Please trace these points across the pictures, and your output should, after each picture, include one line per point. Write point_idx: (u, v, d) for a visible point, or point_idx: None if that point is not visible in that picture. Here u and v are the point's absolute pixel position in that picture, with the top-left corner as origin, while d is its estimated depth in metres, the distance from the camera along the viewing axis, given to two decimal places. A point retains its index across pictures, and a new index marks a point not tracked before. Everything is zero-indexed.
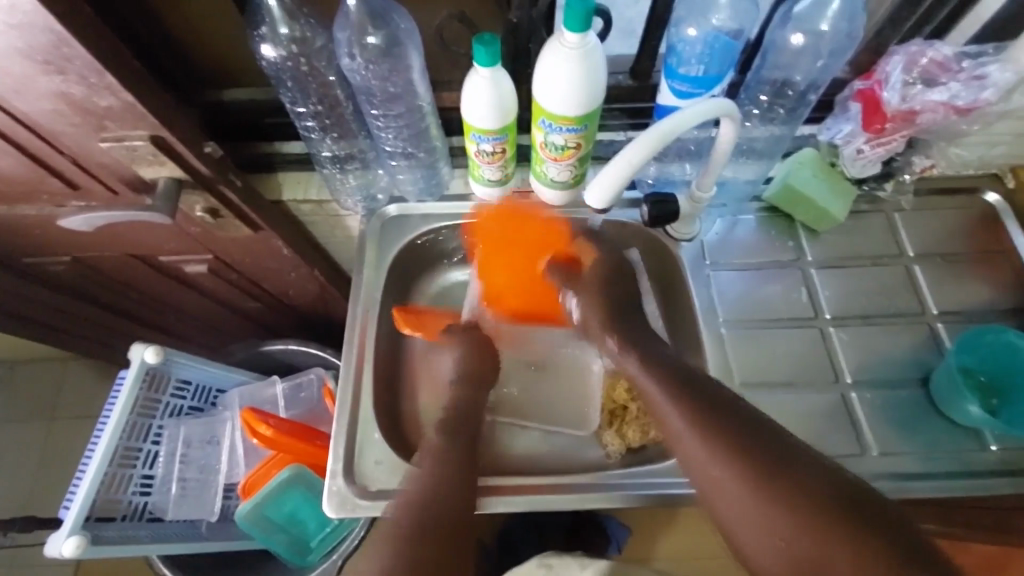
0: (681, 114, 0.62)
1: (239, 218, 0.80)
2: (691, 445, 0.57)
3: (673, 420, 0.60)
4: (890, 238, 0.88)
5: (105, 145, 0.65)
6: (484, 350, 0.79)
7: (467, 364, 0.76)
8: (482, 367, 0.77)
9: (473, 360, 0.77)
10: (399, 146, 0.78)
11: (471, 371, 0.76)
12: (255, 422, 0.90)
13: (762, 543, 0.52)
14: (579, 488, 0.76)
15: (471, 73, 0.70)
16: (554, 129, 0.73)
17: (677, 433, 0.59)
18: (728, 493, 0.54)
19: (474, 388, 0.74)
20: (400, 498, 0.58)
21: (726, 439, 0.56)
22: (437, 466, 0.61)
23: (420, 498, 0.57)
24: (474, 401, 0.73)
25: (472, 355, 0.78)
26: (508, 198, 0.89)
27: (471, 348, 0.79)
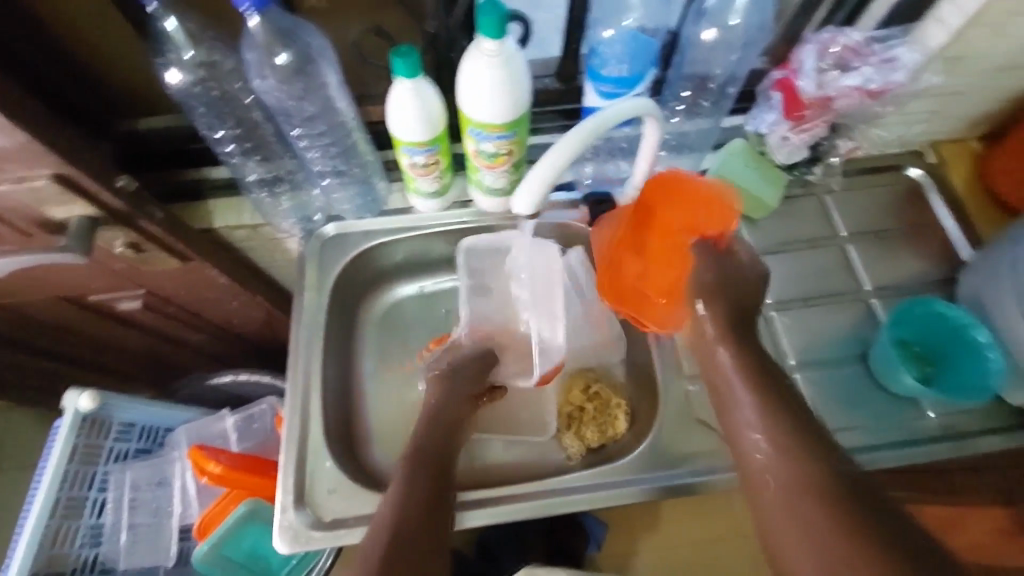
0: (603, 112, 0.62)
1: (166, 250, 0.77)
2: (756, 445, 0.58)
3: (737, 422, 0.61)
4: (822, 220, 0.90)
5: (5, 188, 0.61)
6: (468, 374, 0.79)
7: (445, 386, 0.77)
8: (461, 392, 0.77)
9: (452, 381, 0.77)
10: (328, 163, 0.76)
11: (443, 399, 0.75)
12: (203, 460, 0.87)
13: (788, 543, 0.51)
14: (546, 492, 0.76)
15: (393, 86, 0.68)
16: (483, 138, 0.73)
17: (748, 437, 0.59)
18: (766, 493, 0.54)
19: (455, 405, 0.75)
20: (378, 519, 0.60)
21: (782, 443, 0.56)
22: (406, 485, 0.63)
23: (395, 520, 0.59)
24: (451, 417, 0.73)
25: (451, 376, 0.78)
26: (450, 207, 0.88)
27: (452, 372, 0.78)
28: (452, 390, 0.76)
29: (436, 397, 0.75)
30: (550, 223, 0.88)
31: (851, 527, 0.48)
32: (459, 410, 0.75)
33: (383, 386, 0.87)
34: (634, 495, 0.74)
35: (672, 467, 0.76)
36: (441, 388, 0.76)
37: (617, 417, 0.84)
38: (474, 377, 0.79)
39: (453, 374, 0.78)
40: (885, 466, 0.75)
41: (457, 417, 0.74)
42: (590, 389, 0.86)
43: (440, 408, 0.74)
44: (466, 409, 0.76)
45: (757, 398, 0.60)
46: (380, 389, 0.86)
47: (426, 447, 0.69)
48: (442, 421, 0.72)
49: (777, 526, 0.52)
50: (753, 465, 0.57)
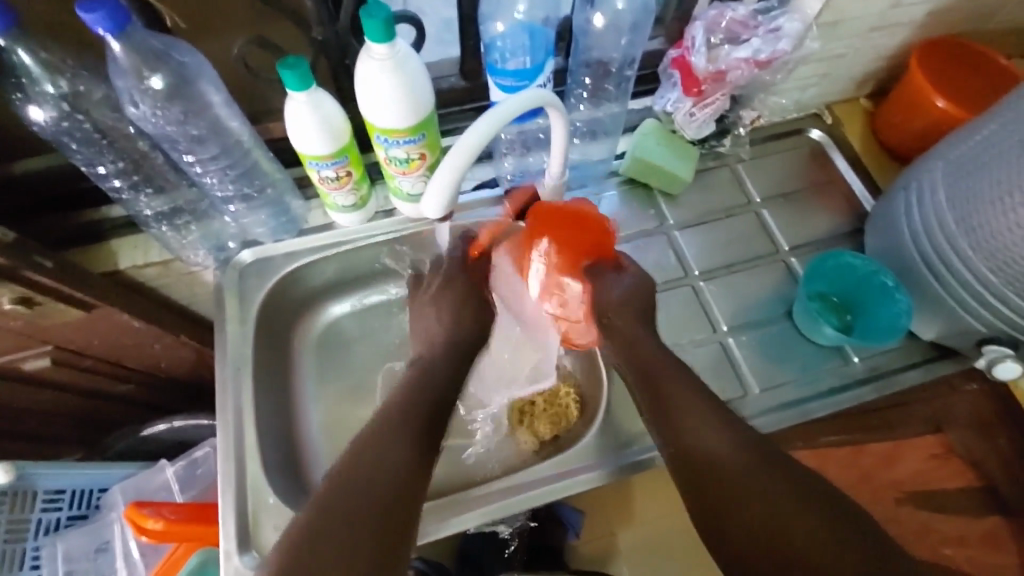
0: (500, 107, 0.62)
1: (63, 300, 0.71)
2: (684, 420, 0.63)
3: (662, 400, 0.65)
4: (737, 188, 0.94)
5: None
6: (478, 322, 0.77)
7: (443, 352, 0.72)
8: (436, 399, 0.66)
9: (456, 343, 0.74)
10: (230, 188, 0.73)
11: (451, 339, 0.74)
12: (142, 518, 0.80)
13: (730, 502, 0.56)
14: (515, 489, 0.75)
15: (287, 99, 0.66)
16: (391, 144, 0.71)
17: (669, 413, 0.64)
18: (702, 464, 0.59)
19: (413, 422, 0.62)
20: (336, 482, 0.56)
21: (707, 418, 0.62)
22: (369, 449, 0.59)
23: (359, 489, 0.55)
24: (413, 420, 0.62)
25: (423, 386, 0.67)
26: (373, 219, 0.86)
27: (464, 327, 0.75)
28: (458, 341, 0.74)
29: (400, 400, 0.64)
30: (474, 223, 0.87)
31: (782, 493, 0.56)
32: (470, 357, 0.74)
33: (326, 412, 0.83)
34: (589, 483, 0.75)
35: (622, 449, 0.78)
36: (421, 379, 0.68)
37: (569, 406, 0.85)
38: (449, 384, 0.69)
39: (465, 323, 0.76)
40: (819, 415, 0.79)
41: (421, 429, 0.62)
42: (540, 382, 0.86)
43: (445, 370, 0.70)
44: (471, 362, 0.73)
45: (673, 385, 0.66)
46: (323, 415, 0.83)
47: (373, 453, 0.58)
48: (390, 443, 0.59)
49: (714, 492, 0.57)
50: (684, 444, 0.61)
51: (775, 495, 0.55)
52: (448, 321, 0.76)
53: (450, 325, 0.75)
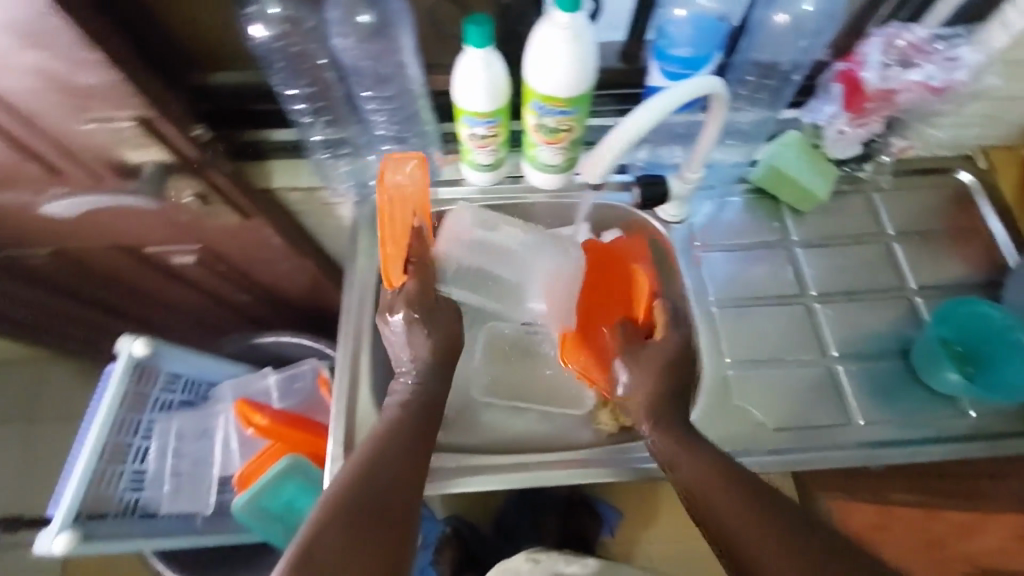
0: (671, 92, 0.64)
1: (229, 205, 0.78)
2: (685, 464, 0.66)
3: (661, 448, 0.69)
4: (870, 218, 0.91)
5: (88, 126, 0.61)
6: (447, 340, 0.74)
7: (422, 381, 0.72)
8: (419, 442, 0.68)
9: (428, 373, 0.72)
10: (392, 128, 0.80)
11: (425, 360, 0.72)
12: (250, 413, 0.96)
13: (744, 542, 0.59)
14: (542, 464, 0.77)
15: (463, 54, 0.70)
16: (545, 112, 0.74)
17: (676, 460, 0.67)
18: (712, 508, 0.62)
19: (403, 428, 0.67)
20: (347, 469, 0.63)
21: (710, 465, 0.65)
22: (376, 439, 0.66)
23: (363, 478, 0.62)
24: (393, 473, 0.64)
25: (397, 435, 0.67)
26: (501, 181, 0.90)
27: (434, 340, 0.73)
28: (433, 366, 0.73)
29: (381, 449, 0.65)
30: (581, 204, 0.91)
31: (789, 539, 0.58)
32: (438, 386, 0.73)
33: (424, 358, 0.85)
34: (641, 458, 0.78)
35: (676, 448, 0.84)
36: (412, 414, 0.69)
37: None
38: (428, 427, 0.69)
39: (435, 339, 0.73)
40: (914, 460, 0.76)
41: (412, 450, 0.66)
42: None
43: (429, 391, 0.72)
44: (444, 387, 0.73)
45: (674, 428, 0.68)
46: None
47: (379, 463, 0.63)
48: (382, 496, 0.61)
49: (734, 543, 0.60)
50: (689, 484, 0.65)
51: (773, 545, 0.58)
52: (420, 348, 0.73)
53: (422, 345, 0.72)
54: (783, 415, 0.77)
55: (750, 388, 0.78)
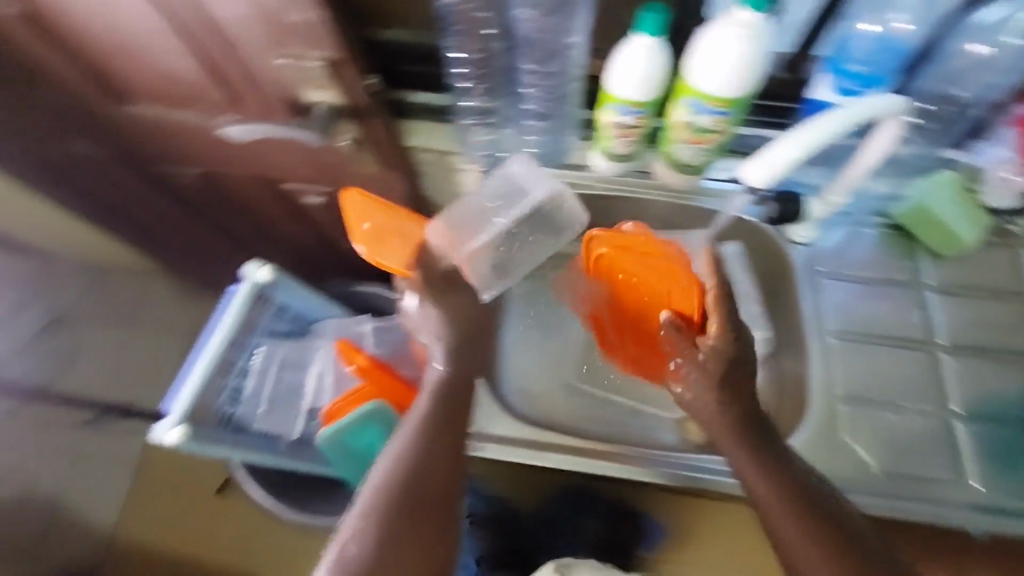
0: (836, 115, 0.63)
1: (374, 154, 0.83)
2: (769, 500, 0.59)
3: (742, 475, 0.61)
4: (1017, 275, 0.85)
5: (282, 62, 0.66)
6: (470, 320, 0.72)
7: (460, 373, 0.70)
8: (441, 461, 0.62)
9: (460, 356, 0.71)
10: (538, 104, 0.81)
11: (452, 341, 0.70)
12: (349, 352, 1.04)
13: None
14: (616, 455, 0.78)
15: (630, 40, 0.71)
16: (701, 110, 0.73)
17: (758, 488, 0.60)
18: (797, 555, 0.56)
19: (443, 420, 0.65)
20: (389, 461, 0.62)
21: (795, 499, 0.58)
22: (417, 429, 0.64)
23: (408, 474, 0.61)
24: (435, 466, 0.62)
25: (412, 467, 0.61)
26: (627, 174, 0.89)
27: (458, 321, 0.71)
28: (465, 336, 0.71)
29: (407, 458, 0.61)
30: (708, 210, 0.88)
31: None
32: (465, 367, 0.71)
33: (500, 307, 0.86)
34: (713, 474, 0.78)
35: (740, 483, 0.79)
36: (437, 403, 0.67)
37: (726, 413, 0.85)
38: (453, 428, 0.65)
39: (459, 319, 0.71)
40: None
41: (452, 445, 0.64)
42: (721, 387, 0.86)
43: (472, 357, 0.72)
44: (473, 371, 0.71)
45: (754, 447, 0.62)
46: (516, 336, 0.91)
47: (421, 460, 0.62)
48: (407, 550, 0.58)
49: None
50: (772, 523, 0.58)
51: None
52: (434, 328, 0.71)
53: (441, 323, 0.71)
54: (891, 460, 0.74)
55: (859, 427, 0.76)
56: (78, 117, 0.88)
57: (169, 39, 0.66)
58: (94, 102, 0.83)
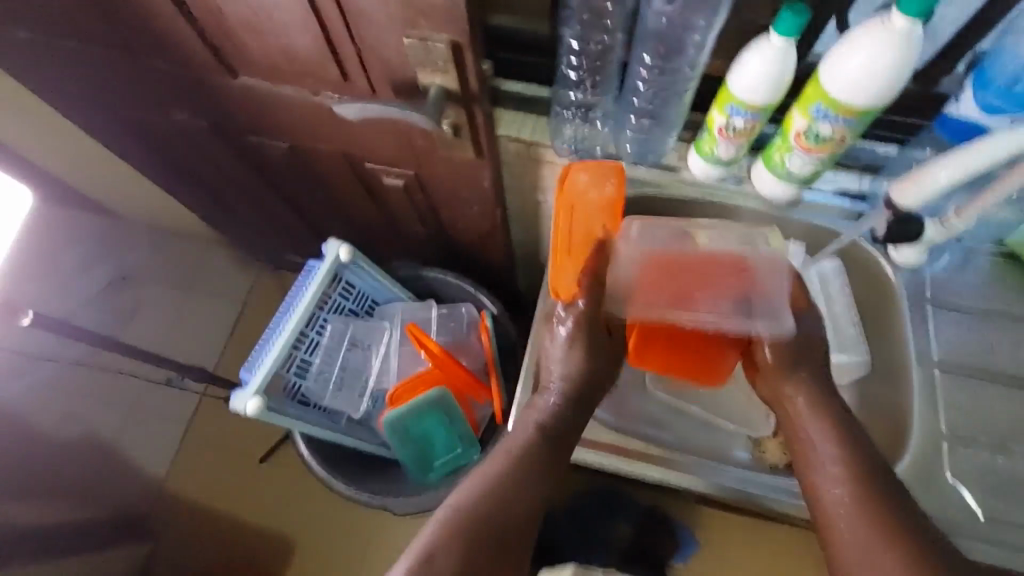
0: (988, 144, 0.63)
1: (471, 141, 0.81)
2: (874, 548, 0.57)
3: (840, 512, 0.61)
4: None
5: (407, 41, 0.65)
6: (600, 367, 0.74)
7: (564, 417, 0.72)
8: (522, 503, 0.66)
9: (576, 396, 0.72)
10: (647, 100, 0.79)
11: (575, 378, 0.72)
12: (421, 338, 1.01)
13: None
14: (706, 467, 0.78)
15: (762, 41, 0.68)
16: (826, 118, 0.69)
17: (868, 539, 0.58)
18: None
19: (540, 456, 0.68)
20: (477, 484, 0.66)
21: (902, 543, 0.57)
22: (509, 459, 0.68)
23: (489, 501, 0.65)
24: (519, 500, 0.66)
25: (491, 506, 0.65)
26: (724, 180, 0.86)
27: (588, 364, 0.73)
28: (592, 339, 0.74)
29: (490, 485, 0.66)
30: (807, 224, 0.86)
31: None
32: (577, 397, 0.73)
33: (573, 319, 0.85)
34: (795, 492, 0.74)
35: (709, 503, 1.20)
36: (523, 457, 0.68)
37: None
38: (543, 470, 0.68)
39: (589, 366, 0.73)
40: None
41: (538, 484, 0.67)
42: None
43: (587, 384, 0.73)
44: (581, 409, 0.73)
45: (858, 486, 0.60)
46: None
47: (507, 488, 0.66)
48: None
49: None
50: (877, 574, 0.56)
51: None
52: (569, 367, 0.72)
53: (577, 362, 0.72)
54: (994, 505, 0.70)
55: (961, 466, 0.72)
56: (182, 83, 0.88)
57: (295, 10, 0.66)
58: (202, 68, 0.83)
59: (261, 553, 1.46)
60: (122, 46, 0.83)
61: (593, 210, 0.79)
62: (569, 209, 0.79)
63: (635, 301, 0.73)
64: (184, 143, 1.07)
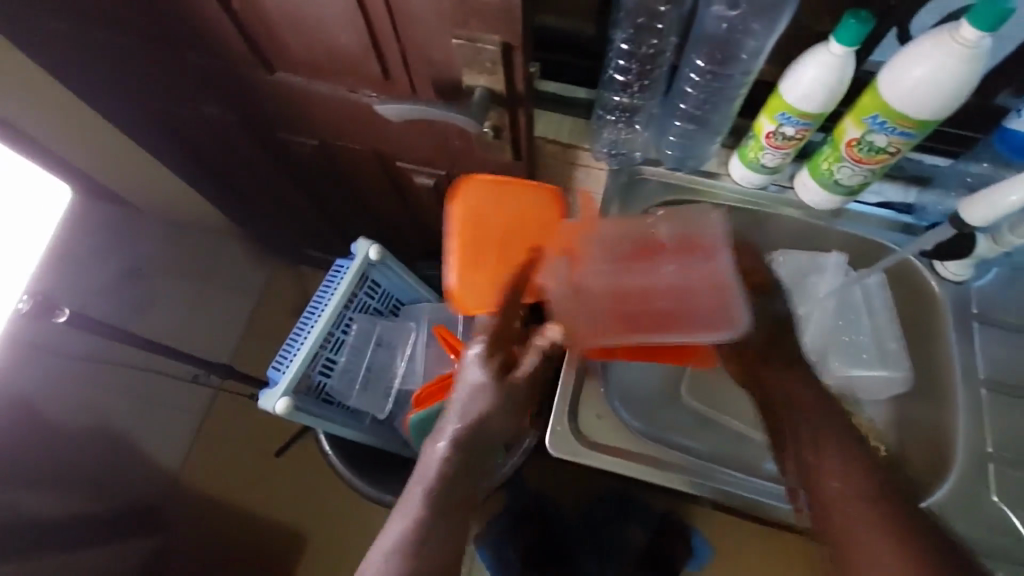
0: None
1: (510, 144, 0.80)
2: None
3: None
4: None
5: (456, 42, 0.63)
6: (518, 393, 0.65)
7: (480, 440, 0.64)
8: (446, 545, 0.60)
9: (493, 418, 0.64)
10: (694, 105, 0.78)
11: (483, 413, 0.63)
12: (452, 342, 0.98)
13: None
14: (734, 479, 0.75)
15: (820, 48, 0.66)
16: (883, 128, 0.68)
17: None
18: None
19: (455, 488, 0.62)
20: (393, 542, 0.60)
21: None
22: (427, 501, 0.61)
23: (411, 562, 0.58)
24: (439, 547, 0.60)
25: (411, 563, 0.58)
26: (765, 188, 0.84)
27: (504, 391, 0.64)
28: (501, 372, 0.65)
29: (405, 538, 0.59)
30: (849, 233, 0.84)
31: None
32: (480, 436, 0.64)
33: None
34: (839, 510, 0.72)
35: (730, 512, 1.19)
36: (454, 467, 0.62)
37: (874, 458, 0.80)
38: (462, 500, 0.62)
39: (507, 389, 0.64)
40: None
41: (460, 522, 0.61)
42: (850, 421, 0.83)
43: (507, 409, 0.65)
44: (487, 441, 0.64)
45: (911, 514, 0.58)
46: None
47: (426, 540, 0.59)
48: None
49: None
50: None
51: None
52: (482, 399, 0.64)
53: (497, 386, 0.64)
54: None
55: (1006, 490, 0.71)
56: (215, 76, 0.87)
57: (341, 7, 0.64)
58: (238, 63, 0.82)
59: (275, 547, 1.46)
60: (157, 37, 0.81)
61: (510, 208, 0.77)
62: (479, 216, 0.78)
63: (587, 325, 0.66)
64: (212, 136, 1.06)
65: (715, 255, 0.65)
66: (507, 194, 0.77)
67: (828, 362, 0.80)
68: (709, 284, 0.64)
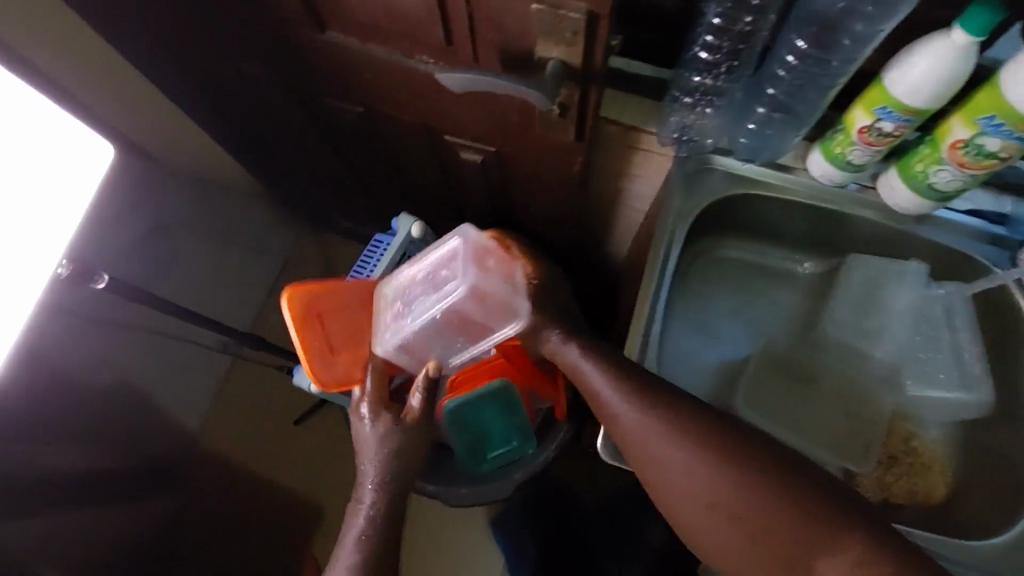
0: None
1: (574, 124, 0.74)
2: None
3: None
4: None
5: (536, 8, 0.57)
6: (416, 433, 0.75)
7: (398, 474, 0.73)
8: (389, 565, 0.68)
9: (403, 458, 0.74)
10: (784, 91, 0.71)
11: (394, 455, 0.73)
12: None
13: None
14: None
15: (939, 37, 0.59)
16: (998, 131, 0.61)
17: None
18: None
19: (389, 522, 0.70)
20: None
21: None
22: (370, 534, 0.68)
23: None
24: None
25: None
26: (843, 186, 0.78)
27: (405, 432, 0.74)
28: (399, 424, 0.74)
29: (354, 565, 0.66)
30: (935, 241, 0.77)
31: None
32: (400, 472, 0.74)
33: (658, 312, 0.76)
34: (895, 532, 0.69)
35: None
36: (382, 515, 0.70)
37: (935, 481, 0.77)
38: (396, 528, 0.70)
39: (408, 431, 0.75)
40: None
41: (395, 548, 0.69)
42: (912, 442, 0.79)
43: (410, 446, 0.74)
44: (407, 474, 0.74)
45: None
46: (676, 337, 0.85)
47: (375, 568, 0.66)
48: None
49: None
50: None
51: None
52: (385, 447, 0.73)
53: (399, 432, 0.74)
54: None
55: None
56: (262, 33, 0.81)
57: None
58: (287, 20, 0.76)
59: (294, 514, 1.47)
60: None
61: (350, 306, 0.86)
62: (316, 318, 0.83)
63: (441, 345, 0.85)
64: (250, 97, 1.01)
65: (459, 275, 0.79)
66: (341, 292, 0.85)
67: (900, 379, 0.78)
68: (469, 297, 0.78)
